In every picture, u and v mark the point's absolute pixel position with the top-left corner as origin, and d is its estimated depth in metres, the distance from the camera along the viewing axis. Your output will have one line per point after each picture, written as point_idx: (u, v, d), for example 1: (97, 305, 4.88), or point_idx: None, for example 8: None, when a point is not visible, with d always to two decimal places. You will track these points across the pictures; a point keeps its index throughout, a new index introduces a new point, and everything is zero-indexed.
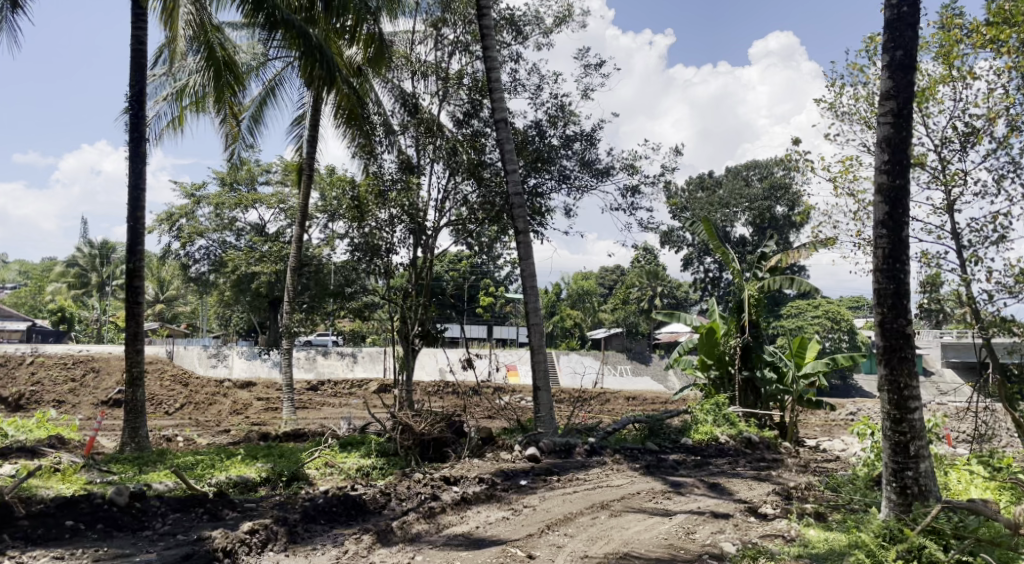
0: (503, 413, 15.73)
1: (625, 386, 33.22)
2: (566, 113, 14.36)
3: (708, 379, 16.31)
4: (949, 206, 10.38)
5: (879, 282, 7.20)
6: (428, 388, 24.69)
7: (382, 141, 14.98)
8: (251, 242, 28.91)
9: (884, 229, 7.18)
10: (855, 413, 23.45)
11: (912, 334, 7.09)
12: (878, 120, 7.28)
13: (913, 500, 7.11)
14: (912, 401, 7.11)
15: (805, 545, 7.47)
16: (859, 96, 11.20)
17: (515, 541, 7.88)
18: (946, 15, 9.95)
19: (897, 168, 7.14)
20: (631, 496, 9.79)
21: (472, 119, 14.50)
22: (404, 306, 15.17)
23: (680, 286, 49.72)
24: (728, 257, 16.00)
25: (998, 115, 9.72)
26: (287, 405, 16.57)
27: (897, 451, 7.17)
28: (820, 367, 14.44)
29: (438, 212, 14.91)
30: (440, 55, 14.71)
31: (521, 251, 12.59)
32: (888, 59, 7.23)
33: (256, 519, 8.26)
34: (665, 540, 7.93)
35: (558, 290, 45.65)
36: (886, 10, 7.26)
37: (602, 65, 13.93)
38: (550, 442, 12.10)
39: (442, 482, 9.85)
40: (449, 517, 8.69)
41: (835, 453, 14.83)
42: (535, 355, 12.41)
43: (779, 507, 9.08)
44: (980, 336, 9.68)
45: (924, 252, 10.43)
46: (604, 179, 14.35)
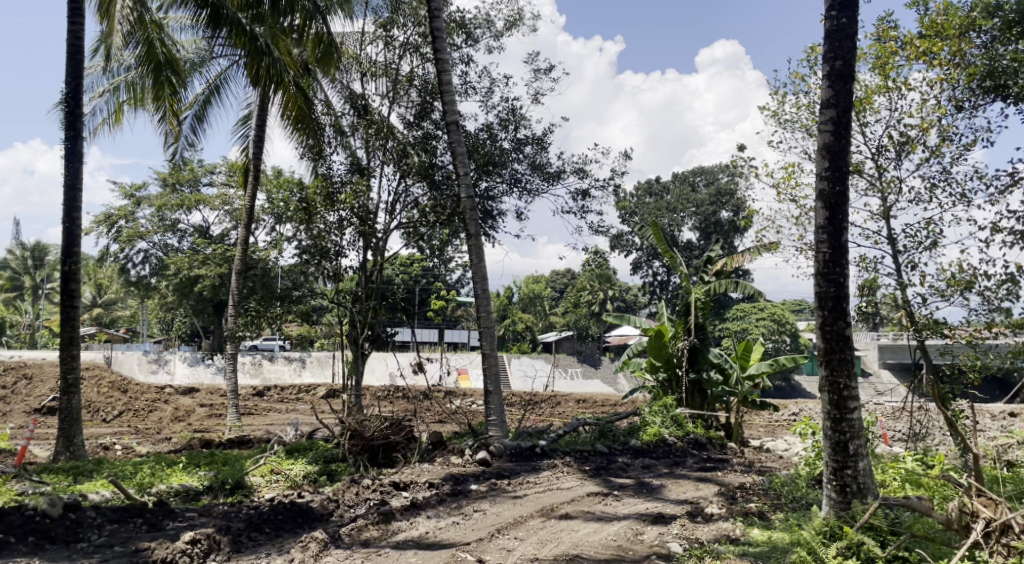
0: (454, 418, 15.68)
1: (575, 389, 33.48)
2: (517, 116, 14.42)
3: (656, 381, 16.48)
4: (885, 213, 10.69)
5: (820, 285, 7.41)
6: (377, 394, 24.49)
7: (331, 140, 14.74)
8: (194, 244, 28.23)
9: (826, 234, 7.38)
10: (797, 413, 24.13)
11: (850, 336, 7.32)
12: (819, 128, 7.50)
13: (851, 497, 7.32)
14: (851, 402, 7.33)
15: (749, 544, 7.62)
16: (800, 104, 11.28)
17: (465, 545, 7.83)
18: (882, 28, 10.21)
19: (837, 175, 7.36)
20: (581, 498, 9.87)
21: (423, 121, 14.46)
22: (353, 310, 14.92)
23: (630, 290, 50.28)
24: (675, 261, 16.22)
25: (931, 125, 10.08)
26: (231, 411, 16.18)
27: (837, 450, 7.38)
28: (764, 369, 14.75)
29: (389, 214, 14.79)
30: (390, 57, 14.61)
31: (472, 254, 12.54)
32: (827, 69, 7.44)
33: (198, 528, 8.03)
34: (614, 542, 8.00)
35: (509, 293, 45.78)
36: (825, 21, 7.49)
37: (552, 69, 14.05)
38: (501, 446, 12.11)
39: (392, 487, 9.75)
40: (399, 523, 8.61)
41: (777, 452, 15.24)
42: (486, 359, 12.38)
43: (724, 507, 9.25)
44: (915, 338, 10.03)
45: (862, 257, 10.67)
46: (555, 183, 14.45)
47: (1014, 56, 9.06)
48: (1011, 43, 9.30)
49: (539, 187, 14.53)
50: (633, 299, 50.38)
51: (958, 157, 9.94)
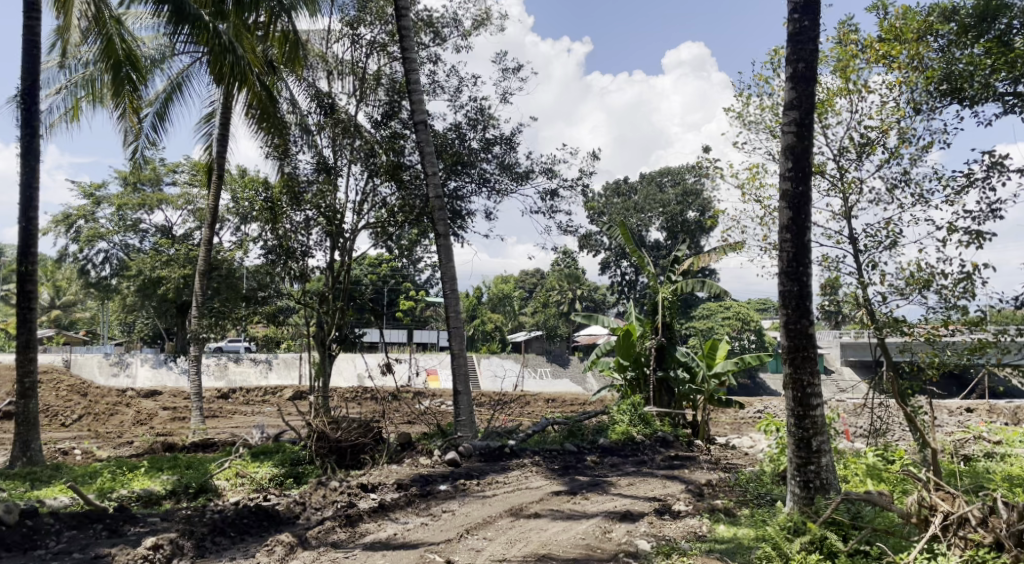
0: (422, 418, 15.63)
1: (545, 388, 33.57)
2: (486, 116, 14.41)
3: (624, 380, 16.59)
4: (846, 213, 10.87)
5: (784, 284, 7.52)
6: (345, 395, 24.30)
7: (298, 140, 14.59)
8: (157, 244, 27.72)
9: (789, 233, 7.49)
10: (762, 411, 24.50)
11: (813, 334, 7.46)
12: (782, 129, 7.61)
13: (815, 493, 7.45)
14: (815, 398, 7.46)
15: (715, 541, 7.71)
16: (765, 106, 11.08)
17: (434, 546, 7.80)
18: (842, 31, 10.36)
19: (800, 176, 7.48)
20: (549, 497, 9.89)
21: (391, 120, 14.36)
22: (320, 310, 14.77)
23: (598, 289, 50.58)
24: (643, 260, 16.34)
25: (891, 127, 10.28)
26: (195, 414, 15.91)
27: (800, 446, 7.51)
28: (730, 367, 14.94)
29: (357, 213, 14.68)
30: (357, 55, 14.51)
31: (441, 254, 12.49)
32: (791, 71, 7.56)
33: (161, 533, 7.88)
34: (582, 540, 8.03)
35: (479, 293, 45.74)
36: (788, 24, 7.61)
37: (520, 69, 14.07)
38: (470, 446, 12.08)
39: (359, 489, 9.68)
40: (367, 525, 8.54)
41: (743, 449, 15.45)
42: (456, 359, 12.35)
43: (691, 504, 9.34)
44: (876, 335, 10.23)
45: (824, 257, 10.84)
46: (523, 182, 14.47)
47: (970, 60, 9.28)
48: (967, 47, 9.53)
49: (508, 187, 14.53)
50: (602, 299, 50.70)
51: (916, 159, 10.16)
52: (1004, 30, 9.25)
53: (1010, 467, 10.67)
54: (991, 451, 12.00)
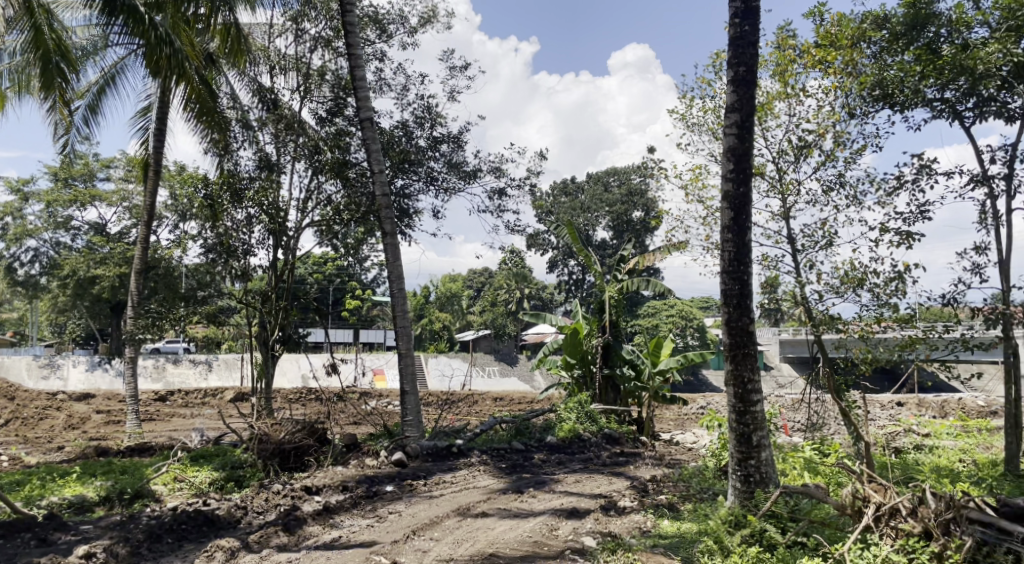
0: (369, 419, 15.47)
1: (493, 387, 33.59)
2: (433, 114, 14.32)
3: (571, 378, 16.71)
4: (785, 213, 11.16)
5: (725, 283, 7.69)
6: (289, 396, 23.86)
7: (239, 136, 14.29)
8: (90, 242, 26.71)
9: (731, 233, 7.65)
10: (705, 407, 25.03)
11: (753, 331, 7.64)
12: (724, 131, 7.77)
13: (755, 487, 7.63)
14: (755, 394, 7.65)
15: (659, 535, 7.84)
16: (707, 108, 11.28)
17: (380, 548, 7.70)
18: (781, 36, 10.62)
19: (741, 177, 7.65)
20: (496, 496, 9.89)
21: (336, 117, 14.19)
22: (262, 310, 14.47)
23: (546, 289, 50.85)
24: (589, 260, 16.47)
25: (826, 131, 10.59)
26: (131, 417, 15.38)
27: (741, 441, 7.68)
28: (674, 364, 15.19)
29: (301, 212, 14.43)
30: (301, 51, 14.26)
31: (388, 253, 12.36)
32: (732, 74, 7.72)
33: (93, 541, 7.60)
34: (529, 538, 8.06)
35: (427, 292, 45.49)
36: (730, 28, 7.76)
37: (467, 67, 14.05)
38: (417, 446, 11.99)
39: (303, 492, 9.51)
40: (311, 528, 8.40)
41: (687, 444, 15.74)
42: (403, 359, 12.24)
43: (636, 500, 9.45)
44: (813, 333, 10.54)
45: (764, 256, 11.09)
46: (471, 181, 14.44)
47: (900, 67, 9.66)
48: (897, 54, 9.90)
49: (455, 185, 14.47)
50: (549, 298, 51.00)
51: (850, 162, 10.50)
52: (932, 38, 9.63)
53: (937, 459, 11.14)
54: (919, 443, 12.51)
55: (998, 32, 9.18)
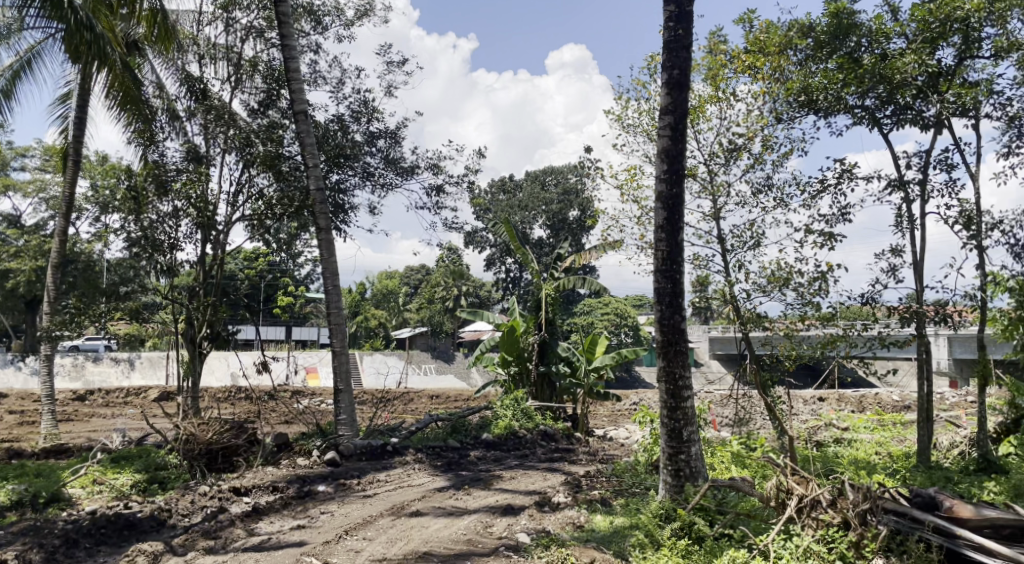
0: (302, 417, 15.19)
1: (429, 385, 33.42)
2: (370, 108, 14.13)
3: (507, 375, 16.75)
4: (716, 214, 11.43)
5: (658, 282, 7.84)
6: (218, 395, 23.19)
7: (165, 127, 13.78)
8: (2, 234, 25.34)
9: (664, 234, 7.80)
10: (637, 403, 25.52)
11: (685, 329, 7.82)
12: (658, 132, 7.91)
13: (685, 480, 7.80)
14: (685, 390, 7.82)
15: (591, 530, 7.94)
16: (642, 110, 11.44)
17: (310, 549, 7.56)
18: (713, 41, 10.87)
19: (673, 178, 7.81)
20: (431, 494, 9.84)
21: (268, 108, 13.86)
22: (189, 306, 14.00)
23: (482, 286, 50.86)
24: (527, 257, 16.55)
25: (755, 134, 10.90)
26: (46, 418, 14.65)
27: (672, 436, 7.85)
28: (608, 361, 15.43)
29: (231, 205, 14.01)
30: (231, 40, 13.86)
31: (322, 249, 12.13)
32: (666, 77, 7.86)
33: (4, 548, 7.22)
34: (463, 536, 8.05)
35: (362, 289, 44.89)
36: (664, 32, 7.90)
37: (405, 62, 13.93)
38: (351, 445, 11.82)
39: (231, 493, 9.26)
40: (239, 529, 8.19)
41: (620, 440, 16.00)
42: (337, 356, 12.05)
43: (570, 495, 9.55)
44: (741, 330, 10.83)
45: (695, 256, 11.35)
46: (408, 177, 14.31)
47: (825, 75, 10.04)
48: (822, 62, 10.28)
49: (392, 181, 14.32)
50: (486, 295, 51.05)
51: (778, 165, 10.84)
52: (854, 48, 10.04)
53: (855, 452, 11.65)
54: (839, 437, 13.06)
55: (915, 43, 9.64)
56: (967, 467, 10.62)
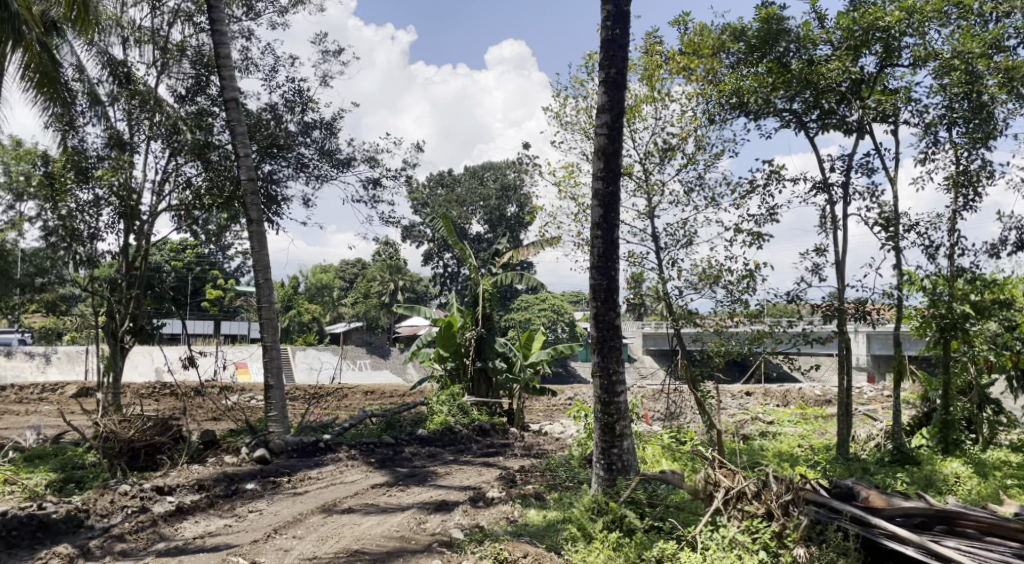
0: (230, 414, 14.77)
1: (363, 380, 33.01)
2: (304, 98, 13.80)
3: (444, 370, 16.69)
4: (650, 212, 11.64)
5: (594, 278, 7.92)
6: (141, 391, 22.34)
7: (85, 111, 13.18)
8: None
9: (599, 231, 7.88)
10: (573, 398, 25.80)
11: (619, 325, 7.93)
12: (595, 130, 7.97)
13: (617, 474, 7.91)
14: (619, 385, 7.94)
15: (525, 524, 7.98)
16: (580, 107, 11.54)
17: (238, 548, 7.36)
18: (649, 42, 11.01)
19: (610, 176, 7.89)
20: (363, 491, 9.71)
21: (197, 95, 13.40)
22: (111, 299, 13.42)
23: (419, 281, 50.44)
24: (465, 253, 16.47)
25: (689, 135, 11.12)
26: None
27: (605, 431, 7.94)
28: (544, 357, 15.50)
29: (157, 194, 13.50)
30: (157, 23, 13.33)
31: (253, 241, 11.80)
32: (604, 76, 7.93)
33: None
34: (396, 533, 7.96)
35: (295, 282, 43.95)
36: (601, 31, 7.96)
37: (341, 52, 13.67)
38: (282, 442, 11.55)
39: (154, 493, 8.92)
40: (162, 530, 7.90)
41: (555, 435, 16.14)
42: (268, 351, 11.76)
43: (504, 490, 9.56)
44: (673, 326, 11.04)
45: (630, 254, 11.53)
46: (344, 170, 14.05)
47: (755, 78, 10.32)
48: (753, 66, 10.56)
49: (327, 173, 14.03)
50: (422, 290, 50.65)
51: (709, 165, 11.10)
52: (783, 52, 10.31)
53: (779, 445, 12.05)
54: (765, 430, 13.50)
55: (839, 50, 9.99)
56: (883, 459, 11.12)
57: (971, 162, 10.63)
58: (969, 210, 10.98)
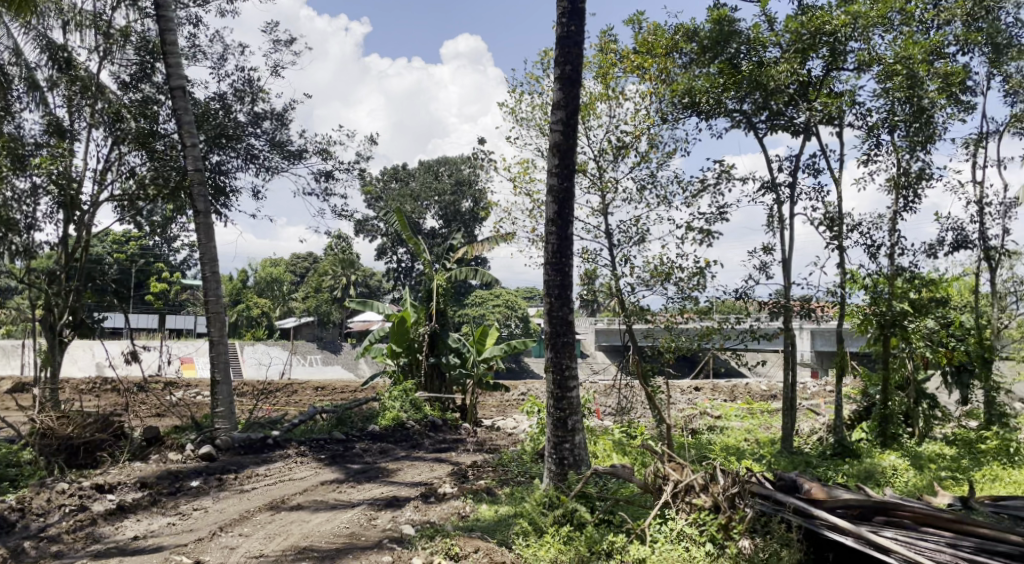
0: (175, 410, 14.42)
1: (314, 376, 32.61)
2: (254, 88, 13.50)
3: (397, 366, 16.58)
4: (603, 209, 11.71)
5: (548, 274, 7.94)
6: (81, 387, 21.61)
7: (23, 97, 12.65)
8: None
9: (554, 227, 7.90)
10: (526, 393, 25.95)
11: (572, 321, 7.97)
12: (550, 127, 7.98)
13: (568, 469, 7.96)
14: (571, 381, 7.98)
15: (476, 520, 7.98)
16: (535, 104, 11.54)
17: (181, 547, 7.18)
18: (604, 40, 11.05)
19: (564, 172, 7.91)
20: (313, 487, 9.58)
21: (142, 83, 12.99)
22: (49, 291, 12.94)
23: (372, 275, 49.95)
24: (419, 248, 16.34)
25: (642, 133, 11.22)
26: None
27: (557, 426, 7.98)
28: (498, 352, 15.40)
29: (98, 184, 13.06)
30: (100, 7, 12.86)
31: (200, 233, 11.50)
32: (559, 72, 7.94)
33: None
34: (345, 529, 7.87)
35: (244, 276, 43.03)
36: (557, 27, 7.98)
37: (292, 42, 13.41)
38: (228, 439, 11.30)
39: (93, 491, 8.64)
40: (101, 529, 7.67)
41: (507, 430, 16.19)
42: (214, 346, 11.49)
43: (456, 486, 9.54)
44: (625, 322, 11.15)
45: (583, 250, 11.60)
46: (295, 162, 13.80)
47: (707, 79, 10.46)
48: (705, 66, 10.72)
49: (278, 165, 13.77)
50: (375, 285, 50.16)
51: (662, 164, 11.23)
52: (734, 54, 10.51)
53: (726, 439, 12.31)
54: (713, 425, 13.77)
55: (788, 53, 10.20)
56: (825, 452, 11.45)
57: (913, 164, 10.98)
58: (909, 211, 11.36)
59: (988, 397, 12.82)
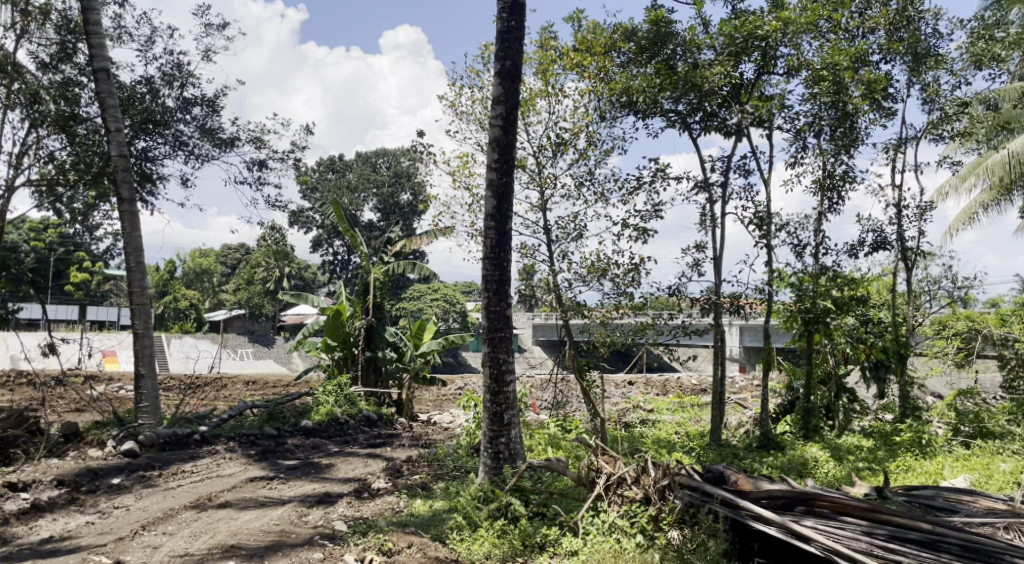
0: (95, 405, 13.84)
1: (244, 370, 31.79)
2: (184, 72, 13.05)
3: (331, 360, 16.14)
4: (542, 205, 11.79)
5: (485, 269, 7.95)
6: None
7: None
8: None
9: (492, 221, 7.91)
10: (462, 388, 25.92)
11: (509, 316, 8.00)
12: (489, 121, 7.97)
13: (503, 463, 8.00)
14: (508, 375, 8.02)
15: (410, 514, 7.94)
16: (475, 98, 11.53)
17: (100, 547, 6.91)
18: (544, 36, 11.09)
19: (503, 167, 7.92)
20: (241, 484, 9.35)
21: (63, 63, 12.38)
22: None
23: (307, 268, 48.96)
24: (356, 241, 16.16)
25: (580, 130, 11.34)
26: None
27: (493, 420, 8.01)
28: (435, 347, 15.41)
29: (14, 168, 12.40)
30: None
31: (124, 220, 11.04)
32: (499, 67, 7.93)
33: None
34: (275, 526, 7.72)
35: (171, 267, 41.51)
36: (498, 22, 7.98)
37: (225, 26, 13.02)
38: (153, 435, 10.91)
39: (5, 489, 8.21)
40: (13, 530, 7.30)
41: (443, 424, 16.16)
42: (139, 339, 11.08)
43: (390, 481, 9.46)
44: (561, 317, 11.26)
45: (521, 245, 11.66)
46: (227, 150, 13.40)
47: (645, 79, 10.64)
48: (642, 66, 10.89)
49: (208, 153, 13.35)
50: (310, 278, 49.19)
51: (599, 161, 11.37)
52: (670, 55, 10.71)
53: (658, 432, 12.58)
54: (645, 418, 14.05)
55: (721, 56, 10.50)
56: (751, 444, 11.83)
57: (837, 167, 11.43)
58: (833, 212, 11.81)
59: (903, 391, 13.44)
